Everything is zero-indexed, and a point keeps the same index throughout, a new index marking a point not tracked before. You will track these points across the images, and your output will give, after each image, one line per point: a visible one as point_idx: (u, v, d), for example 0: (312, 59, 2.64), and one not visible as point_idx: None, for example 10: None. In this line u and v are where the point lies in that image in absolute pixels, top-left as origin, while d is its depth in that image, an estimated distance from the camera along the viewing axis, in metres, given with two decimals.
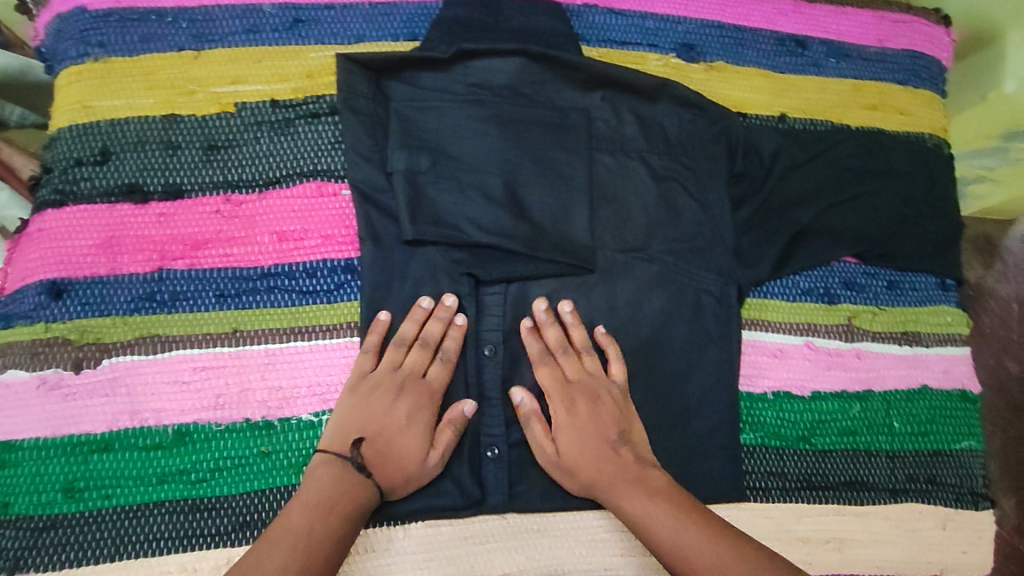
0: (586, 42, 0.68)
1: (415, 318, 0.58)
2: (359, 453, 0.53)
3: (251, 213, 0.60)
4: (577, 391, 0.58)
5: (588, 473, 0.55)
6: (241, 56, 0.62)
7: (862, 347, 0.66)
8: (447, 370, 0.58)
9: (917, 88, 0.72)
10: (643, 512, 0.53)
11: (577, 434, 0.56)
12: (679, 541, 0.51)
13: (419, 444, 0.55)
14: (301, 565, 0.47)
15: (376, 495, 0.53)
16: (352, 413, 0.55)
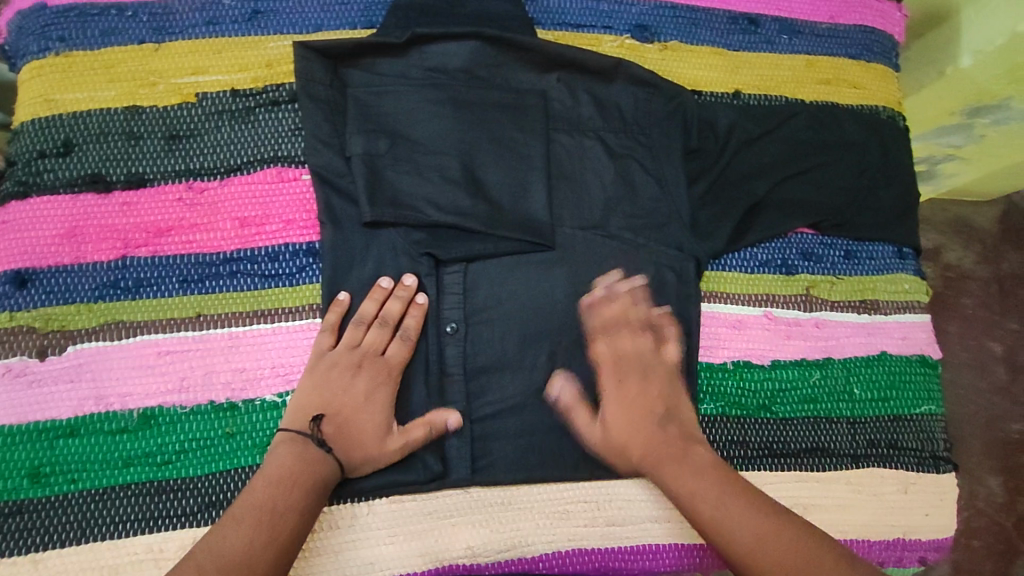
0: (542, 26, 0.69)
1: (376, 297, 0.59)
2: (317, 431, 0.54)
3: (213, 199, 0.61)
4: (627, 366, 0.59)
5: (636, 449, 0.57)
6: (201, 47, 0.64)
7: (820, 314, 0.67)
8: (407, 347, 0.59)
9: (869, 63, 0.74)
10: (690, 490, 0.54)
11: (622, 413, 0.58)
12: (720, 514, 0.52)
13: (380, 421, 0.56)
14: (267, 537, 0.49)
15: (335, 469, 0.54)
16: (310, 393, 0.56)
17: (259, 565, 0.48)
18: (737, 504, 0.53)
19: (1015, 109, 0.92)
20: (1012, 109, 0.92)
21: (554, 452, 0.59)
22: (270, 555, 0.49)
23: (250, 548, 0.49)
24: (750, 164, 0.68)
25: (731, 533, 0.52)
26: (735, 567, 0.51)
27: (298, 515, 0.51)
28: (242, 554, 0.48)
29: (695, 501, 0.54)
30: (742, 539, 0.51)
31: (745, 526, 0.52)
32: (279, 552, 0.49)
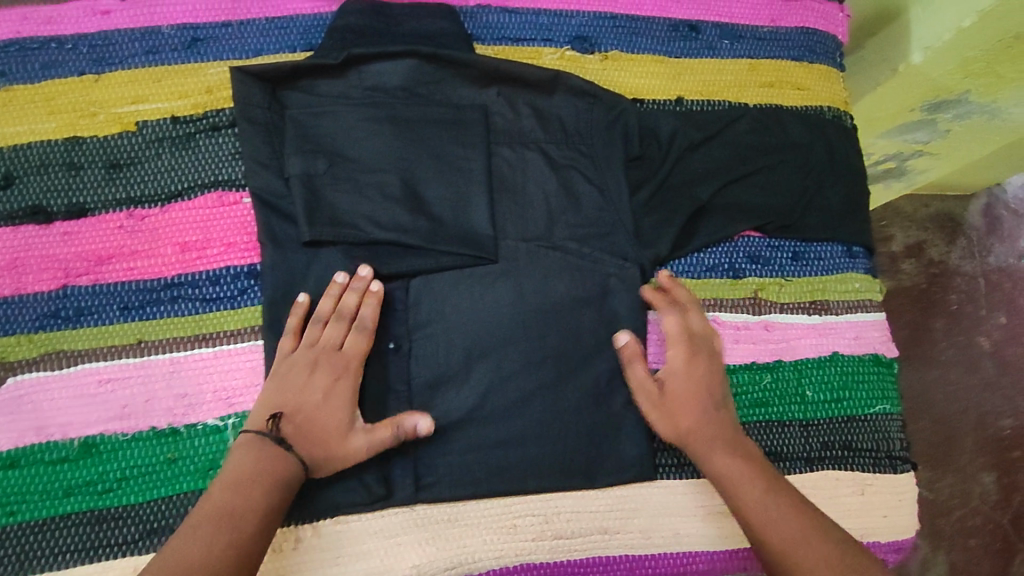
0: (481, 41, 0.69)
1: (332, 293, 0.59)
2: (275, 428, 0.54)
3: (154, 226, 0.62)
4: (697, 343, 0.61)
5: (694, 418, 0.59)
6: (140, 77, 0.64)
7: (768, 317, 0.67)
8: (365, 339, 0.58)
9: (812, 64, 0.74)
10: (735, 472, 0.57)
11: (679, 383, 0.60)
12: (764, 504, 0.55)
13: (342, 415, 0.56)
14: (227, 542, 0.49)
15: (295, 469, 0.53)
16: (270, 393, 0.56)
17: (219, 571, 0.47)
18: (785, 514, 0.54)
19: (973, 104, 0.97)
20: (971, 104, 0.97)
21: (500, 466, 0.59)
22: (230, 561, 0.48)
23: (212, 553, 0.48)
24: (693, 171, 0.68)
25: (773, 534, 0.53)
26: (767, 553, 0.53)
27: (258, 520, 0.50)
28: (198, 560, 0.47)
29: (742, 500, 0.55)
30: (781, 548, 0.53)
31: (790, 534, 0.53)
32: (237, 559, 0.48)
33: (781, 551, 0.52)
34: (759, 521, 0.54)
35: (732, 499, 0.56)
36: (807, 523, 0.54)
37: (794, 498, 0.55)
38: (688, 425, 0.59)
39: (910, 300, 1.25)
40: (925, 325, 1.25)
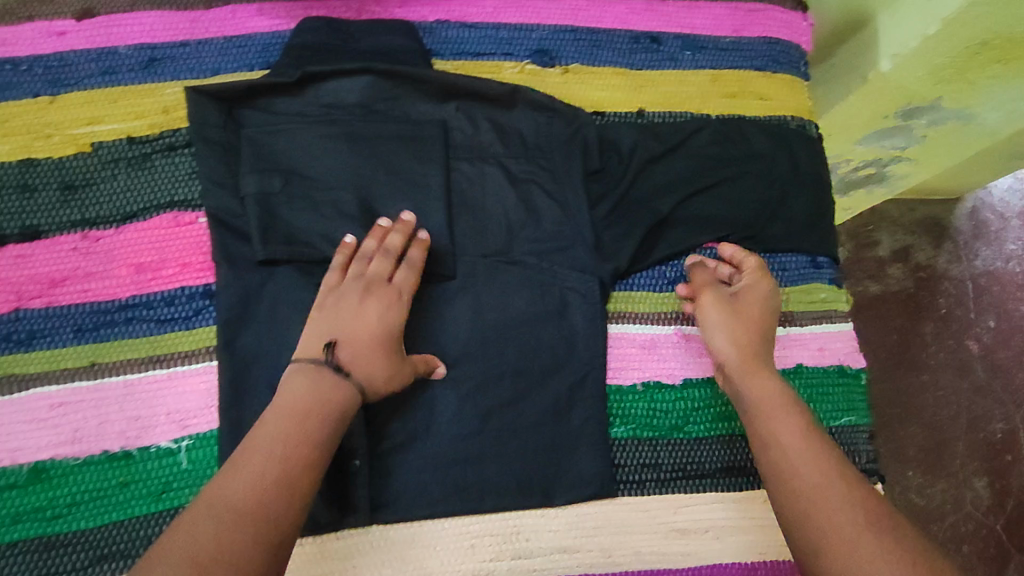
0: (440, 57, 0.69)
1: (376, 235, 0.60)
2: (332, 356, 0.54)
3: (109, 247, 0.61)
4: (772, 290, 0.63)
5: (753, 339, 0.60)
6: (96, 98, 0.64)
7: None
8: (413, 274, 0.59)
9: (776, 73, 0.74)
10: (773, 399, 0.56)
11: (752, 312, 0.61)
12: (795, 441, 0.53)
13: (396, 342, 0.56)
14: (278, 470, 0.49)
15: (353, 395, 0.53)
16: (325, 323, 0.56)
17: (270, 502, 0.47)
18: (811, 452, 0.52)
19: (946, 109, 0.96)
20: (945, 109, 0.96)
21: (458, 484, 0.60)
22: (282, 491, 0.48)
23: (264, 484, 0.48)
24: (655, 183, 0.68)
25: (795, 464, 0.52)
26: (782, 481, 0.52)
27: (305, 452, 0.50)
28: (249, 491, 0.47)
29: (773, 424, 0.55)
30: (800, 480, 0.51)
31: (809, 465, 0.51)
32: (288, 490, 0.48)
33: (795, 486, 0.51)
34: (782, 451, 0.53)
35: (760, 422, 0.55)
36: (835, 465, 0.51)
37: (826, 443, 0.53)
38: (743, 342, 0.60)
39: (899, 305, 1.27)
40: (915, 330, 1.27)
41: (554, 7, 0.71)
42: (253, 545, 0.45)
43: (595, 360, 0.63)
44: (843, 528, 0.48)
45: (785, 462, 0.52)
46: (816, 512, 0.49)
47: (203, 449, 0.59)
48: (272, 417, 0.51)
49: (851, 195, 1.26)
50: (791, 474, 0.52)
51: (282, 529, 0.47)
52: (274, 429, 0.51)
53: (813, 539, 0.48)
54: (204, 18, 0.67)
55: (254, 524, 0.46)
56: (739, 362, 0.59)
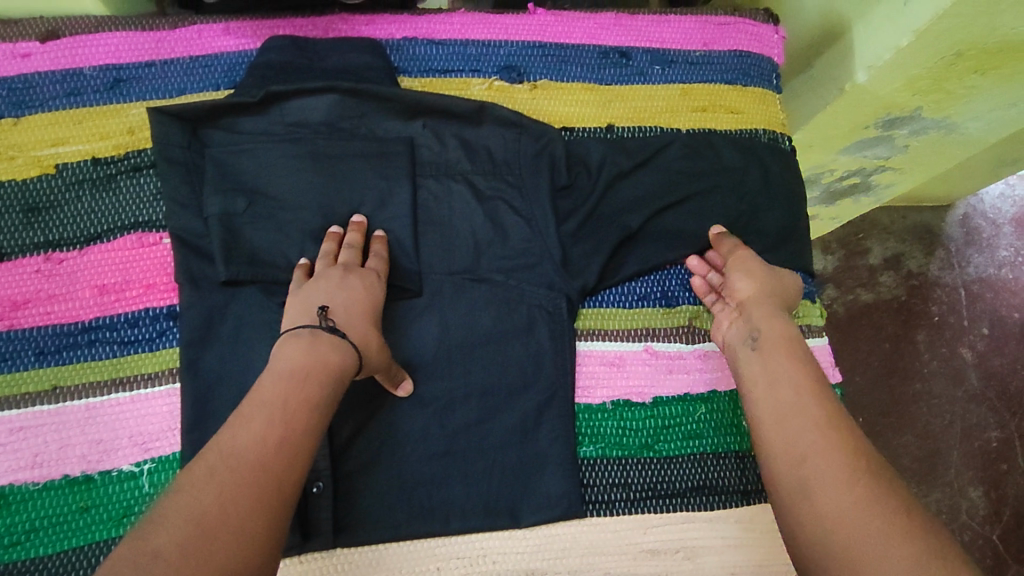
0: (407, 74, 0.69)
1: (334, 237, 0.60)
2: (325, 321, 0.51)
3: (72, 269, 0.61)
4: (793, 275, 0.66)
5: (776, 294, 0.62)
6: (61, 119, 0.64)
7: (703, 347, 0.67)
8: (383, 263, 0.59)
9: (746, 87, 0.74)
10: (789, 344, 0.57)
11: (779, 279, 0.64)
12: (798, 392, 0.53)
13: (378, 318, 0.56)
14: (279, 436, 0.45)
15: (354, 352, 0.51)
16: (315, 296, 0.54)
17: (274, 468, 0.44)
18: (814, 404, 0.52)
19: (927, 120, 0.96)
20: (925, 120, 0.96)
21: (423, 506, 0.59)
22: (284, 457, 0.44)
23: (267, 448, 0.44)
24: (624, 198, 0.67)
25: (794, 407, 0.53)
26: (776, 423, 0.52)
27: (306, 418, 0.47)
28: (253, 456, 0.43)
29: (785, 371, 0.55)
30: (799, 428, 0.51)
31: (804, 408, 0.52)
32: (292, 457, 0.45)
33: (783, 431, 0.52)
34: (785, 399, 0.53)
35: (773, 364, 0.56)
36: (839, 420, 0.51)
37: (831, 401, 0.53)
38: (772, 297, 0.61)
39: (892, 313, 1.32)
40: (908, 337, 1.31)
41: (522, 23, 0.72)
42: (257, 514, 0.41)
43: (562, 378, 0.63)
44: (837, 471, 0.47)
45: (790, 406, 0.53)
46: (812, 457, 0.49)
47: (165, 473, 0.58)
48: (268, 381, 0.48)
49: (838, 205, 1.25)
50: (793, 420, 0.52)
51: (286, 499, 0.43)
52: (275, 391, 0.47)
53: (805, 481, 0.48)
54: (170, 37, 0.67)
55: (261, 491, 0.42)
56: (763, 302, 0.60)
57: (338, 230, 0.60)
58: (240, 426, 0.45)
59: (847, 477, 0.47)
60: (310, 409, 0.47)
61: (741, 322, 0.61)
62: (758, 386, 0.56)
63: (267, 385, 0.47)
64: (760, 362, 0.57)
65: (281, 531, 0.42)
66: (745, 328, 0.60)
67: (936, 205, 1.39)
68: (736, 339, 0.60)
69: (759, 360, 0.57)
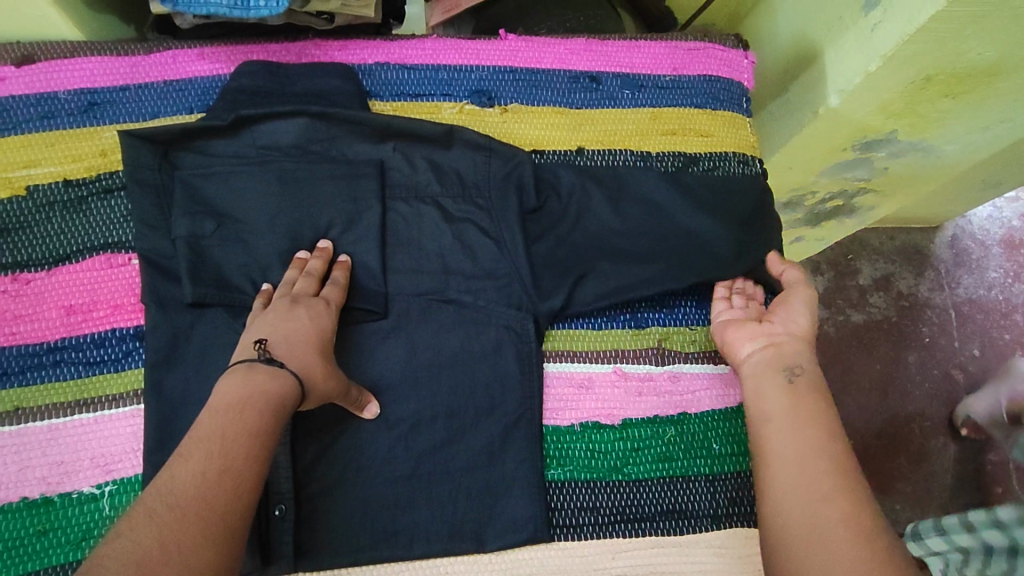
0: (379, 98, 0.70)
1: (297, 265, 0.60)
2: (264, 351, 0.51)
3: (40, 290, 0.61)
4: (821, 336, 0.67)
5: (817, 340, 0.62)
6: (34, 142, 0.65)
7: (672, 367, 0.67)
8: (340, 291, 0.60)
9: (716, 110, 0.74)
10: (821, 386, 0.57)
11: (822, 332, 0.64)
12: (822, 429, 0.53)
13: (327, 346, 0.55)
14: (220, 467, 0.45)
15: (292, 384, 0.50)
16: (262, 328, 0.54)
17: (218, 500, 0.43)
18: (830, 447, 0.52)
19: (903, 142, 0.97)
20: (902, 142, 0.97)
21: (387, 530, 0.58)
22: (226, 488, 0.44)
23: (211, 479, 0.44)
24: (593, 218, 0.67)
25: (819, 444, 0.52)
26: (800, 452, 0.52)
27: (251, 447, 0.46)
28: (194, 490, 0.43)
29: (809, 409, 0.55)
30: (812, 469, 0.51)
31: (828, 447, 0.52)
32: (236, 487, 0.44)
33: (807, 462, 0.51)
34: (803, 436, 0.53)
35: (795, 398, 0.56)
36: (849, 464, 0.51)
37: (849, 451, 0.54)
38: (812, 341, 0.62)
39: (882, 334, 1.32)
40: (900, 359, 1.31)
41: (493, 49, 0.73)
42: (200, 548, 0.41)
43: (530, 400, 0.62)
44: (847, 521, 0.47)
45: (808, 444, 0.52)
46: (833, 500, 0.49)
47: (126, 495, 0.57)
48: (210, 414, 0.47)
49: (823, 226, 1.26)
50: (807, 460, 0.51)
51: (231, 531, 0.43)
52: (217, 424, 0.47)
53: (812, 523, 0.48)
54: (145, 62, 0.68)
55: (202, 524, 0.42)
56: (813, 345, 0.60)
57: (298, 258, 0.60)
58: (185, 459, 0.45)
59: (854, 527, 0.47)
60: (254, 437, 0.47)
61: (785, 345, 0.59)
62: (776, 415, 0.55)
63: (212, 417, 0.47)
64: (792, 394, 0.56)
65: (228, 564, 0.42)
66: (787, 354, 0.59)
67: (924, 226, 1.39)
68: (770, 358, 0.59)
69: (793, 389, 0.56)
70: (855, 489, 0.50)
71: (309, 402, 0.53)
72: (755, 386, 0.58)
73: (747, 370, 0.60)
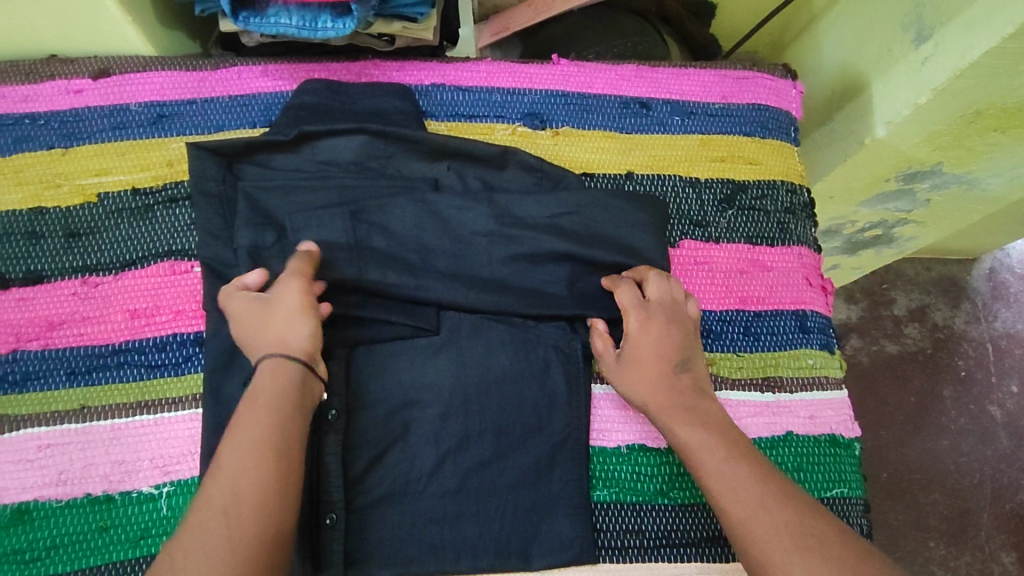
0: (435, 117, 0.72)
1: None
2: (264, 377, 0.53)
3: (106, 293, 0.63)
4: (665, 308, 0.60)
5: (650, 330, 0.59)
6: (106, 151, 0.67)
7: (720, 393, 0.65)
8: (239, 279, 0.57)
9: (764, 139, 0.75)
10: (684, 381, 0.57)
11: (654, 312, 0.60)
12: (700, 444, 0.53)
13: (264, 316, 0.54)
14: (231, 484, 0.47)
15: (278, 369, 0.51)
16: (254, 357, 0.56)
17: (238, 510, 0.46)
18: (716, 447, 0.53)
19: (948, 174, 0.97)
20: (946, 175, 0.97)
21: (434, 545, 0.59)
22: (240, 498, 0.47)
23: (227, 504, 0.46)
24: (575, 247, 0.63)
25: (707, 453, 0.52)
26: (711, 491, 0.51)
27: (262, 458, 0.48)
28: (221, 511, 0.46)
29: (698, 411, 0.55)
30: (737, 498, 0.49)
31: (710, 446, 0.53)
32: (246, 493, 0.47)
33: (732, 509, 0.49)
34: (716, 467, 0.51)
35: (693, 417, 0.55)
36: (745, 450, 0.52)
37: (734, 436, 0.54)
38: (659, 314, 0.60)
39: (918, 366, 1.30)
40: (935, 392, 1.29)
41: (546, 73, 0.74)
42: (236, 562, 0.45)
43: (576, 420, 0.63)
44: (776, 514, 0.48)
45: (709, 456, 0.52)
46: (762, 532, 0.47)
47: (183, 496, 0.59)
48: (229, 436, 0.49)
49: (860, 255, 1.25)
50: (742, 489, 0.49)
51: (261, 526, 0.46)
52: (233, 447, 0.48)
53: (755, 545, 0.47)
54: (212, 77, 0.71)
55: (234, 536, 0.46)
56: (646, 344, 0.58)
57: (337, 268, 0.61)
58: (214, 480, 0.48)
59: (794, 527, 0.47)
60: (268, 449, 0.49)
61: (641, 357, 0.58)
62: (693, 450, 0.53)
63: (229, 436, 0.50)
64: (690, 427, 0.54)
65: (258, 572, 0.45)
66: (634, 356, 0.58)
67: (961, 257, 1.38)
68: (643, 395, 0.57)
69: (675, 403, 0.56)
70: (768, 505, 0.48)
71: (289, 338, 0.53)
72: (671, 428, 0.55)
73: (655, 412, 0.56)
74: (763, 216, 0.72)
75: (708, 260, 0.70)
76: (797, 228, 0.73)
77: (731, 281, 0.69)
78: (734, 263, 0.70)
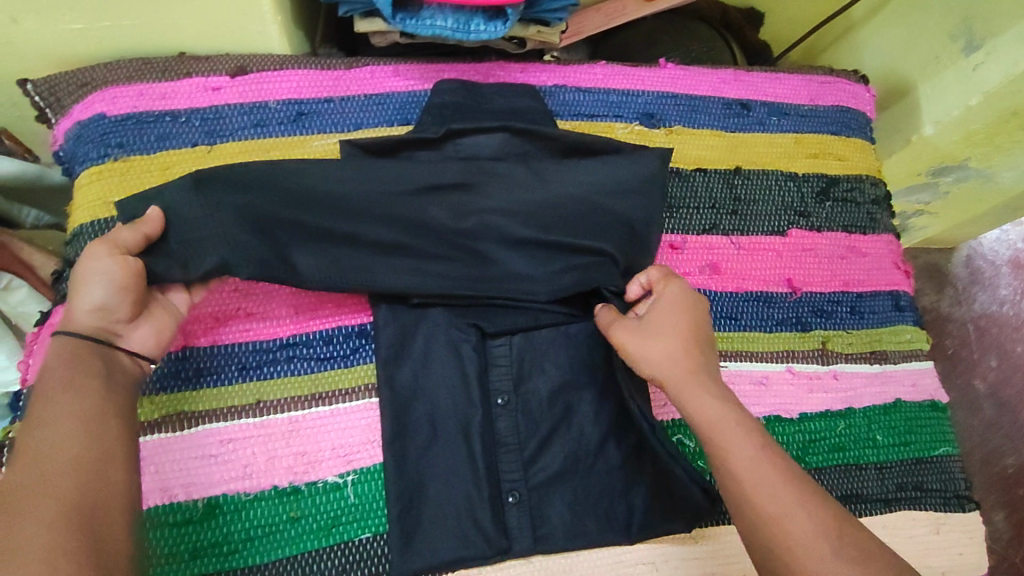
0: (560, 117, 0.76)
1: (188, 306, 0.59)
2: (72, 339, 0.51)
3: (268, 289, 0.64)
4: (697, 304, 0.59)
5: (682, 318, 0.57)
6: (251, 148, 0.68)
7: (837, 366, 0.73)
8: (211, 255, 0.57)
9: (850, 137, 0.83)
10: (702, 364, 0.55)
11: (686, 306, 0.58)
12: (714, 433, 0.52)
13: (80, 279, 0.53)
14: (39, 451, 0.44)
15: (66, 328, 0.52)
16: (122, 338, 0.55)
17: (54, 477, 0.43)
18: (733, 435, 0.51)
19: (971, 169, 1.06)
20: (969, 169, 1.07)
21: (608, 514, 0.63)
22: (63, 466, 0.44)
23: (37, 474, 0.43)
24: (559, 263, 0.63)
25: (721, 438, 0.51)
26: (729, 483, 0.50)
27: (82, 431, 0.46)
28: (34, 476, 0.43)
29: (714, 391, 0.54)
30: (764, 487, 0.49)
31: (729, 431, 0.51)
32: (67, 459, 0.44)
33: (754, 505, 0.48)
34: (741, 453, 0.50)
35: (715, 396, 0.53)
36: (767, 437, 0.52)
37: (747, 418, 0.53)
38: (687, 307, 0.58)
39: None
40: None
41: (656, 76, 0.80)
42: (63, 525, 0.41)
43: None
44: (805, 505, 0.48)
45: (733, 436, 0.51)
46: (793, 525, 0.47)
47: (369, 483, 0.61)
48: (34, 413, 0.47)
49: None
50: (771, 478, 0.49)
51: (87, 492, 0.44)
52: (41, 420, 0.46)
53: (788, 533, 0.47)
54: (346, 76, 0.73)
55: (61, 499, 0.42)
56: (670, 326, 0.57)
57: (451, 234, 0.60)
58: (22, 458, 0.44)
59: (824, 518, 0.48)
60: (82, 420, 0.47)
61: (666, 336, 0.56)
62: (720, 430, 0.52)
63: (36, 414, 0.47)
64: (712, 408, 0.53)
65: (100, 532, 0.43)
66: (656, 322, 0.57)
67: (941, 246, 1.47)
68: (661, 360, 0.55)
69: (692, 382, 0.54)
70: (793, 496, 0.48)
71: (87, 298, 0.52)
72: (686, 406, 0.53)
73: (672, 386, 0.54)
74: (855, 207, 0.80)
75: (813, 246, 0.77)
76: (881, 219, 0.81)
77: (835, 266, 0.76)
78: (835, 249, 0.77)
